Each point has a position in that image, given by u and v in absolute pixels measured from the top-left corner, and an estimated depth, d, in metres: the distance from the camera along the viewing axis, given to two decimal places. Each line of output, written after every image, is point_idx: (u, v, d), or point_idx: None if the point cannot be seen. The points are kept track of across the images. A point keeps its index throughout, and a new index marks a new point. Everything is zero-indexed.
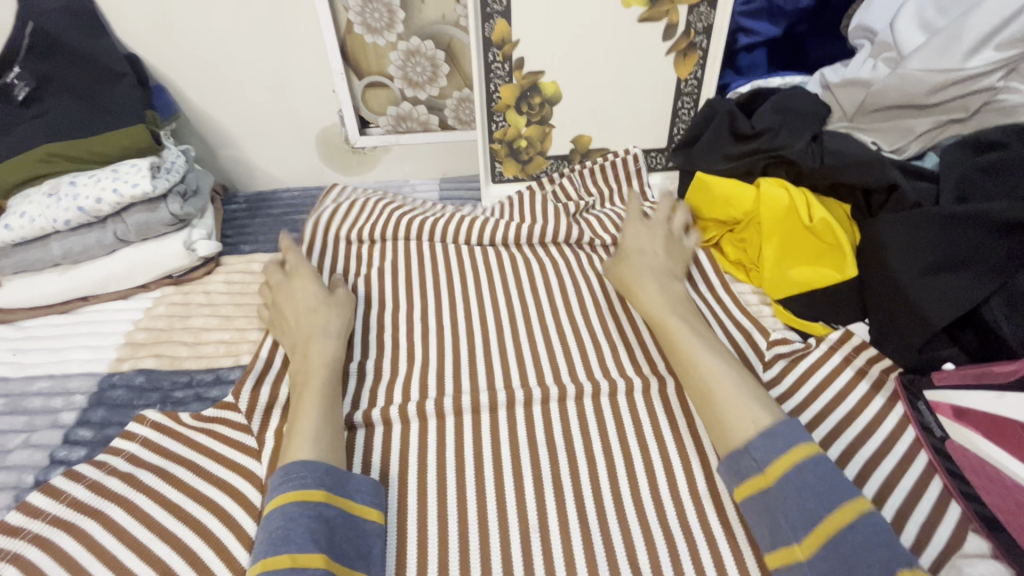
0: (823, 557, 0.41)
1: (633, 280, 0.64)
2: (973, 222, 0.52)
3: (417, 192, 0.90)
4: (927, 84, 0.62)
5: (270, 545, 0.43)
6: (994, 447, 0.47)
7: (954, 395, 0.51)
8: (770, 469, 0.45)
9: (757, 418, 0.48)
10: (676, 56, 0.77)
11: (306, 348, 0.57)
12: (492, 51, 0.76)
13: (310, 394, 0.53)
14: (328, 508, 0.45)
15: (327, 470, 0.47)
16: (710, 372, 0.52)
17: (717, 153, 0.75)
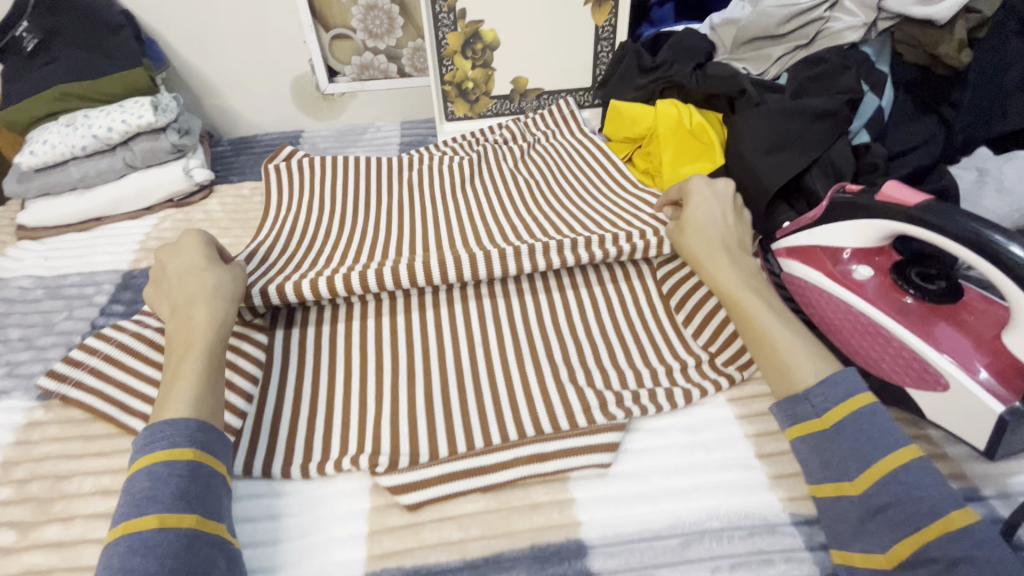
0: (875, 493, 0.42)
1: (701, 245, 0.61)
2: (800, 113, 0.70)
3: (382, 132, 1.04)
4: (776, 17, 0.80)
5: (133, 505, 0.42)
6: (812, 269, 0.62)
7: (787, 239, 0.67)
8: (827, 415, 0.47)
9: (818, 370, 0.49)
10: (592, 6, 0.93)
11: (187, 310, 0.55)
12: (438, 3, 0.91)
13: (186, 353, 0.52)
14: (189, 466, 0.45)
15: (195, 426, 0.47)
16: (772, 335, 0.52)
17: (627, 85, 0.92)
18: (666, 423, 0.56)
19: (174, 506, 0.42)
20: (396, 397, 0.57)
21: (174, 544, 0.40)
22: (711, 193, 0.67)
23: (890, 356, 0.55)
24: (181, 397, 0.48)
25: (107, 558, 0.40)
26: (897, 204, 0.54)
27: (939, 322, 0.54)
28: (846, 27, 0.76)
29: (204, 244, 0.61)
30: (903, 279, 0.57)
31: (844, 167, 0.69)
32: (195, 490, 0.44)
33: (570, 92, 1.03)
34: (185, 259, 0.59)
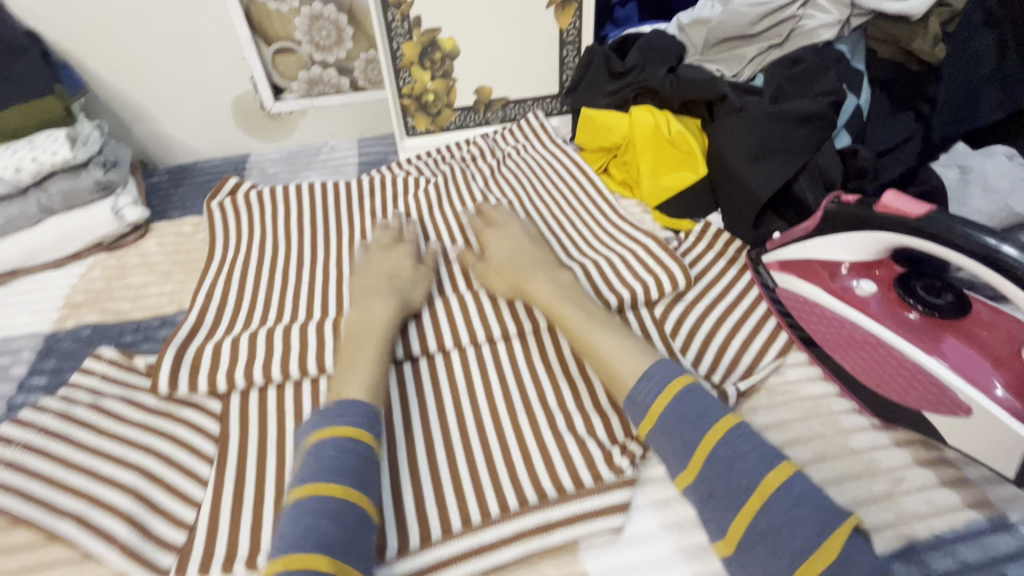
0: (706, 475, 0.44)
1: (515, 276, 0.63)
2: (783, 118, 0.67)
3: (337, 152, 0.97)
4: (749, 15, 0.77)
5: (322, 471, 0.45)
6: (809, 284, 0.60)
7: (780, 252, 0.64)
8: (653, 410, 0.48)
9: (637, 364, 0.52)
10: (555, 9, 0.88)
11: (368, 305, 0.61)
12: (390, 10, 0.84)
13: (365, 341, 0.57)
14: (369, 450, 0.48)
15: (373, 412, 0.51)
16: (598, 345, 0.55)
17: (598, 90, 0.87)
18: None
19: (355, 483, 0.45)
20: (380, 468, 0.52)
21: (352, 520, 0.43)
22: (513, 232, 0.71)
23: (902, 381, 0.52)
24: (357, 380, 0.53)
25: (292, 517, 0.42)
26: (900, 215, 0.51)
27: (947, 338, 0.51)
28: (820, 25, 0.74)
29: (409, 259, 0.69)
30: (908, 293, 0.54)
31: (834, 173, 0.66)
32: (368, 473, 0.47)
33: (536, 100, 0.98)
34: (390, 264, 0.68)
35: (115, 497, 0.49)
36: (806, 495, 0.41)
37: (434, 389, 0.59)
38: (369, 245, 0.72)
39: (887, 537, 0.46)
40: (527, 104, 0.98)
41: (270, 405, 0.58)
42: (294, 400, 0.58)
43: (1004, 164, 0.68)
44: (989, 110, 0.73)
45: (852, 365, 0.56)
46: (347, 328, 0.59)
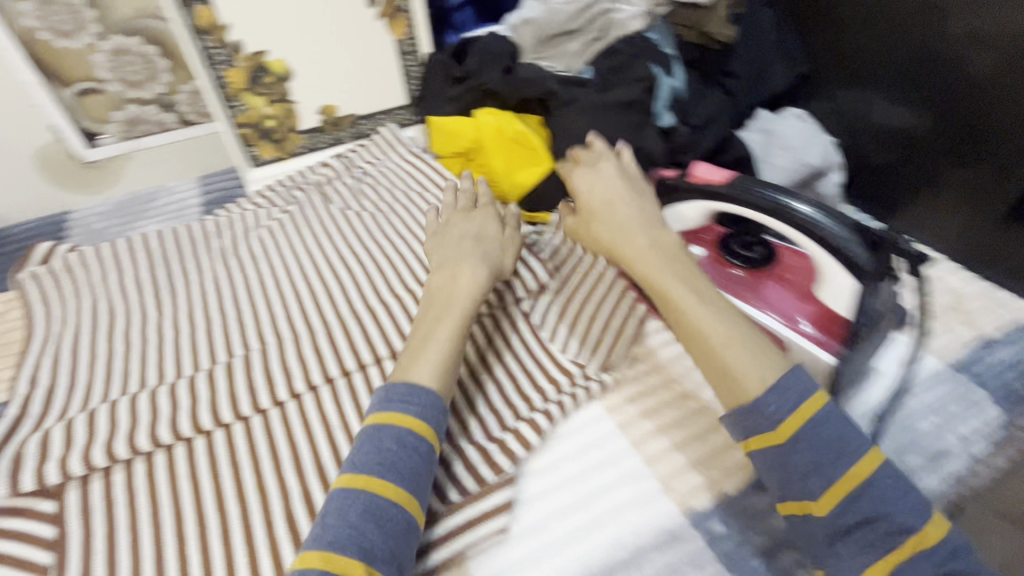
0: (844, 513, 0.39)
1: (592, 229, 0.62)
2: (605, 106, 0.73)
3: (176, 195, 0.87)
4: (564, 12, 0.83)
5: (378, 463, 0.44)
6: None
7: None
8: (785, 425, 0.42)
9: (766, 375, 0.44)
10: (386, 21, 0.87)
11: (456, 268, 0.58)
12: (204, 38, 0.78)
13: (444, 314, 0.54)
14: (428, 447, 0.46)
15: (444, 408, 0.49)
16: (708, 333, 0.47)
17: (440, 95, 0.89)
18: (555, 455, 0.54)
19: (406, 483, 0.44)
20: (249, 530, 0.50)
21: (398, 526, 0.42)
22: (623, 172, 0.63)
23: (741, 330, 0.56)
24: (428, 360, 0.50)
25: (337, 508, 0.42)
26: (706, 182, 0.58)
27: (765, 285, 0.59)
28: (630, 17, 0.80)
29: (495, 219, 0.66)
30: (728, 252, 0.61)
31: (652, 146, 0.72)
32: (425, 476, 0.45)
33: (386, 112, 0.96)
34: (477, 225, 0.65)
35: None
36: (839, 422, 0.42)
37: (306, 432, 0.56)
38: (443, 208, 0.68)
39: (740, 474, 0.51)
40: (378, 117, 0.96)
41: (117, 489, 0.52)
42: (146, 478, 0.53)
43: (795, 124, 0.79)
44: (777, 78, 0.84)
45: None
46: (429, 291, 0.57)
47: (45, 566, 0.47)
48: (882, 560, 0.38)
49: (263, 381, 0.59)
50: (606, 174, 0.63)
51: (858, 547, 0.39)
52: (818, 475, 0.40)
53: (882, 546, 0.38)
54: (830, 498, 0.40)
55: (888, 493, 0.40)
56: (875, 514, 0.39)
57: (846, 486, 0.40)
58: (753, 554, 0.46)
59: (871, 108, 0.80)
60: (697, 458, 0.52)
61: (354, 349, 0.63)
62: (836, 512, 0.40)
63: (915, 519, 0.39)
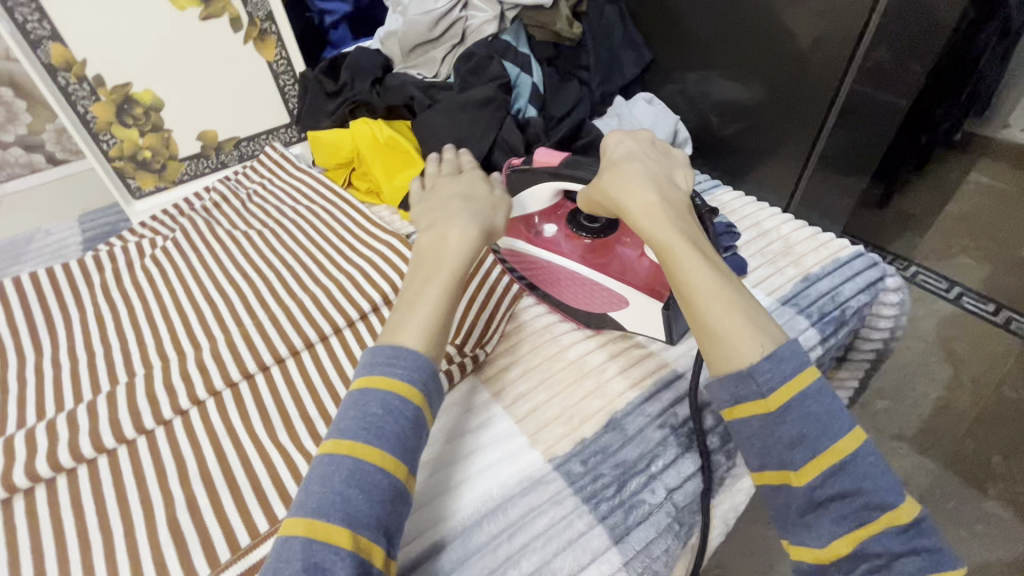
0: (823, 486, 0.40)
1: (611, 182, 0.55)
2: (465, 107, 0.78)
3: (53, 236, 0.85)
4: (424, 23, 0.86)
5: (363, 429, 0.44)
6: (519, 239, 0.69)
7: None
8: (778, 392, 0.42)
9: (764, 342, 0.43)
10: (254, 43, 0.89)
11: (443, 229, 0.57)
12: (60, 75, 0.78)
13: (433, 275, 0.54)
14: (416, 411, 0.46)
15: (429, 374, 0.48)
16: (707, 295, 0.46)
17: (319, 113, 0.92)
18: (434, 428, 0.58)
19: (392, 448, 0.44)
20: (132, 542, 0.51)
21: (384, 492, 0.42)
22: (640, 153, 0.59)
23: (594, 295, 0.65)
24: (416, 328, 0.49)
25: (323, 474, 0.42)
26: (547, 165, 0.62)
27: (614, 249, 0.65)
28: (483, 22, 0.86)
29: (482, 180, 0.66)
30: (578, 225, 0.66)
31: (512, 139, 0.77)
32: (414, 440, 0.45)
33: (270, 132, 0.98)
34: (461, 187, 0.65)
35: None
36: (826, 397, 0.42)
37: (193, 446, 0.58)
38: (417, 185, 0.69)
39: (597, 418, 0.57)
40: (262, 138, 0.98)
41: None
42: (26, 512, 0.53)
43: (645, 107, 0.87)
44: (630, 66, 0.93)
45: (564, 294, 0.68)
46: (417, 254, 0.57)
47: None
48: (852, 532, 0.39)
49: (147, 402, 0.60)
50: (626, 152, 0.59)
51: (830, 520, 0.40)
52: (803, 449, 0.41)
53: (853, 520, 0.39)
54: (814, 470, 0.40)
55: (870, 474, 0.40)
56: (856, 488, 0.40)
57: (831, 460, 0.40)
58: (606, 484, 0.51)
59: (708, 87, 0.89)
60: (560, 411, 0.58)
61: (238, 359, 0.64)
62: (814, 484, 0.40)
63: (891, 497, 0.39)
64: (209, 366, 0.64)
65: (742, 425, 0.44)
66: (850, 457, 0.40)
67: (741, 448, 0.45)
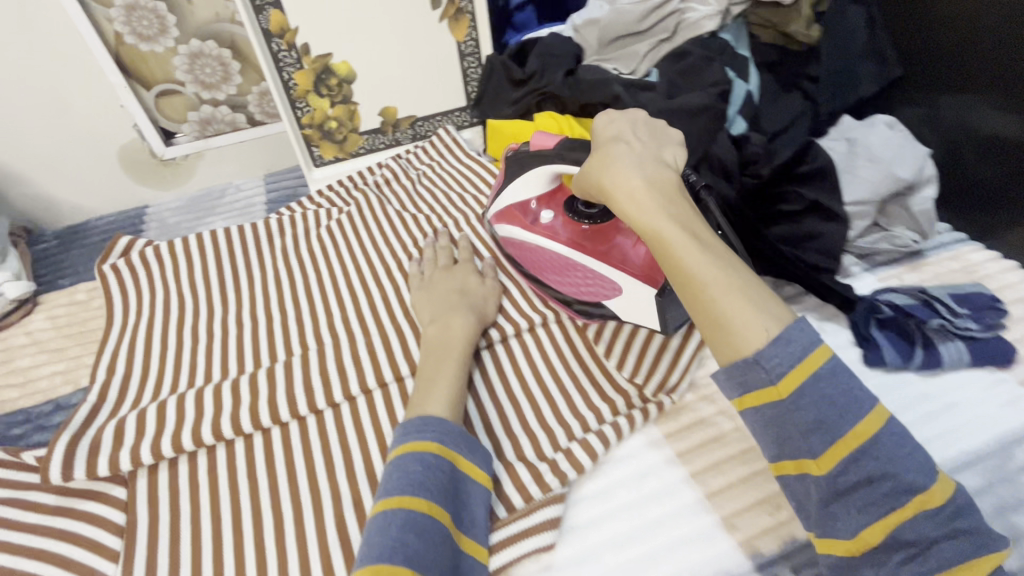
0: (845, 470, 0.37)
1: (596, 165, 0.49)
2: (676, 113, 0.69)
3: (243, 192, 0.92)
4: (634, 13, 0.79)
5: (408, 483, 0.43)
6: (513, 228, 0.65)
7: (498, 205, 0.67)
8: (781, 384, 0.38)
9: (767, 326, 0.39)
10: (448, 22, 0.87)
11: (448, 318, 0.58)
12: (274, 41, 0.80)
13: (445, 357, 0.55)
14: (452, 466, 0.46)
15: (458, 431, 0.48)
16: (701, 275, 0.41)
17: (502, 100, 0.87)
18: (607, 480, 0.51)
19: (438, 497, 0.43)
20: (302, 527, 0.51)
21: (436, 537, 0.41)
22: (634, 118, 0.53)
23: (590, 282, 0.58)
24: (438, 396, 0.50)
25: (380, 525, 0.41)
26: (542, 149, 0.60)
27: (612, 238, 0.59)
28: (702, 17, 0.76)
29: (474, 271, 0.67)
30: (575, 212, 0.61)
31: (726, 158, 0.68)
32: (453, 493, 0.45)
33: (445, 114, 0.96)
34: (456, 279, 0.65)
35: None
36: (843, 377, 0.38)
37: (359, 438, 0.57)
38: (423, 264, 0.69)
39: None
40: (436, 119, 0.96)
41: (183, 481, 0.54)
42: (208, 470, 0.55)
43: (886, 132, 0.72)
44: (868, 83, 0.76)
45: (558, 283, 0.62)
46: (426, 344, 0.57)
47: (116, 549, 0.50)
48: (880, 520, 0.36)
49: (321, 382, 0.60)
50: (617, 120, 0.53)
51: (857, 510, 0.37)
52: (821, 435, 0.37)
53: (879, 507, 0.36)
54: (834, 457, 0.37)
55: (896, 455, 0.36)
56: (881, 474, 0.36)
57: (855, 443, 0.37)
58: None
59: (968, 115, 0.70)
60: (765, 496, 0.48)
61: (408, 355, 0.62)
62: (836, 471, 0.37)
63: (921, 477, 0.36)
64: (381, 356, 0.62)
65: (755, 414, 0.40)
66: (872, 440, 0.37)
67: (755, 438, 0.41)
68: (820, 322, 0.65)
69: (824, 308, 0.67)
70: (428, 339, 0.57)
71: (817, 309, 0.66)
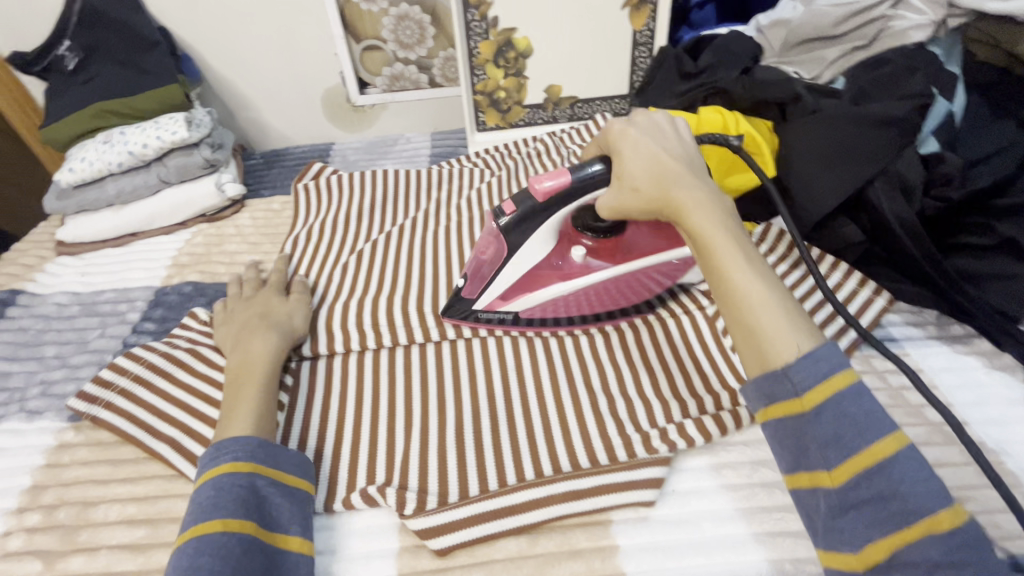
0: (854, 486, 0.36)
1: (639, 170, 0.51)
2: (861, 122, 0.65)
3: (412, 144, 1.02)
4: (832, 16, 0.75)
5: (200, 510, 0.43)
6: (544, 290, 0.60)
7: (494, 289, 0.59)
8: (810, 396, 0.38)
9: (802, 341, 0.40)
10: (630, 10, 0.89)
11: (250, 342, 0.57)
12: (470, 11, 0.89)
13: (246, 383, 0.53)
14: (251, 479, 0.45)
15: (257, 443, 0.47)
16: (739, 283, 0.43)
17: (667, 91, 0.88)
18: (719, 460, 0.51)
19: (235, 511, 0.43)
20: (426, 428, 0.54)
21: (236, 548, 0.41)
22: (660, 134, 0.54)
23: (648, 281, 0.61)
24: (244, 413, 0.49)
25: (177, 557, 0.41)
26: (559, 191, 0.54)
27: (621, 239, 0.61)
28: (911, 27, 0.71)
29: (279, 296, 0.65)
30: (588, 227, 0.60)
31: (911, 176, 0.63)
32: (254, 503, 0.44)
33: (605, 99, 0.99)
34: (261, 304, 0.63)
35: (205, 429, 0.55)
36: (867, 399, 0.38)
37: (482, 369, 0.59)
38: (229, 296, 0.67)
39: None
40: (596, 103, 0.99)
41: (335, 372, 0.61)
42: (354, 369, 0.61)
43: None
44: None
45: (610, 304, 0.62)
46: (228, 373, 0.55)
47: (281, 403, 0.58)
48: (886, 538, 0.35)
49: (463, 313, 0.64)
50: (650, 132, 0.55)
51: (864, 523, 0.36)
52: (837, 447, 0.37)
53: (886, 525, 0.35)
54: (845, 472, 0.37)
55: (909, 478, 0.36)
56: (892, 492, 0.35)
57: (868, 461, 0.36)
58: None
59: None
60: None
61: None
62: (848, 484, 0.37)
63: (933, 504, 0.35)
64: None
65: (773, 424, 0.40)
66: (888, 460, 0.36)
67: (775, 448, 0.41)
68: (989, 369, 0.59)
69: (998, 357, 0.60)
70: (227, 369, 0.55)
71: (988, 355, 0.60)
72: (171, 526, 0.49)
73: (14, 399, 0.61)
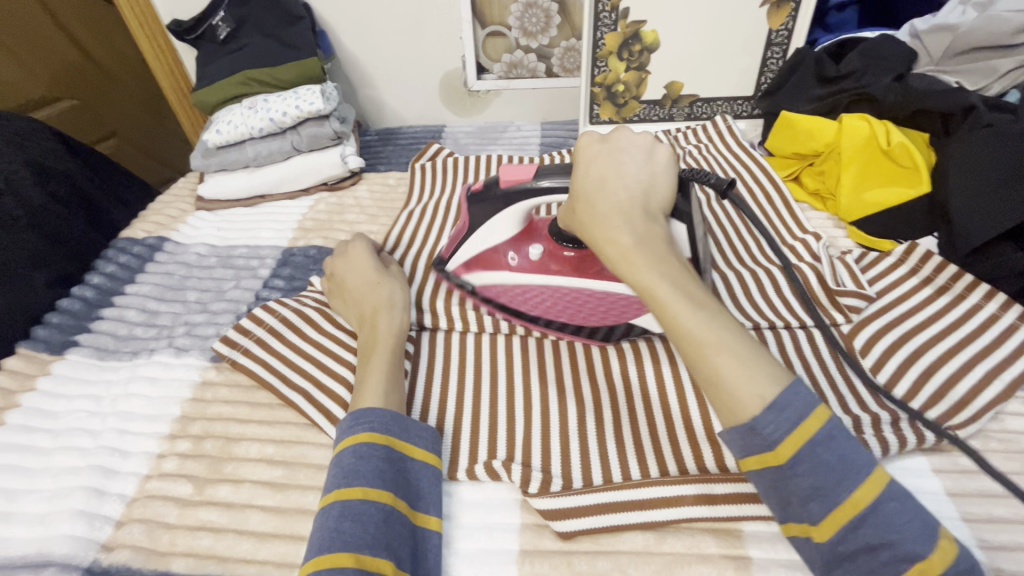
0: (844, 539, 0.36)
1: (592, 199, 0.47)
2: None
3: (522, 132, 1.03)
4: (1013, 22, 0.67)
5: (341, 477, 0.44)
6: (497, 270, 0.60)
7: (458, 257, 0.63)
8: (781, 448, 0.37)
9: (765, 392, 0.38)
10: (769, 8, 0.85)
11: (373, 320, 0.58)
12: (602, 2, 0.87)
13: (376, 357, 0.54)
14: (388, 452, 0.46)
15: (390, 416, 0.49)
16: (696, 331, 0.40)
17: (802, 95, 0.83)
18: None
19: (376, 482, 0.44)
20: (547, 413, 0.54)
21: (376, 517, 0.42)
22: (617, 151, 0.50)
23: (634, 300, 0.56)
24: (374, 389, 0.51)
25: (321, 519, 0.42)
26: (517, 180, 0.54)
27: None
28: None
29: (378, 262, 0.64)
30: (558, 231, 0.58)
31: None
32: (392, 475, 0.45)
33: (727, 99, 0.95)
34: (362, 274, 0.62)
35: (334, 385, 0.57)
36: (841, 444, 0.37)
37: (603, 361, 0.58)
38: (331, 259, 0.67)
39: None
40: (717, 103, 0.96)
41: (456, 347, 0.62)
42: (474, 347, 0.62)
43: None
44: None
45: (566, 316, 0.59)
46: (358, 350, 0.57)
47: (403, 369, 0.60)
48: None
49: None
50: (603, 144, 0.51)
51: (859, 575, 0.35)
52: (820, 500, 0.36)
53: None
54: (830, 526, 0.36)
55: (897, 523, 0.35)
56: (880, 542, 0.35)
57: (850, 512, 0.36)
58: None
59: None
60: None
61: None
62: (836, 538, 0.36)
63: (917, 546, 0.34)
64: None
65: (756, 476, 0.39)
66: (869, 508, 0.36)
67: (760, 496, 0.40)
68: None
69: None
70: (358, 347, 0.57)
71: None
72: (306, 470, 0.52)
73: (162, 335, 0.67)
